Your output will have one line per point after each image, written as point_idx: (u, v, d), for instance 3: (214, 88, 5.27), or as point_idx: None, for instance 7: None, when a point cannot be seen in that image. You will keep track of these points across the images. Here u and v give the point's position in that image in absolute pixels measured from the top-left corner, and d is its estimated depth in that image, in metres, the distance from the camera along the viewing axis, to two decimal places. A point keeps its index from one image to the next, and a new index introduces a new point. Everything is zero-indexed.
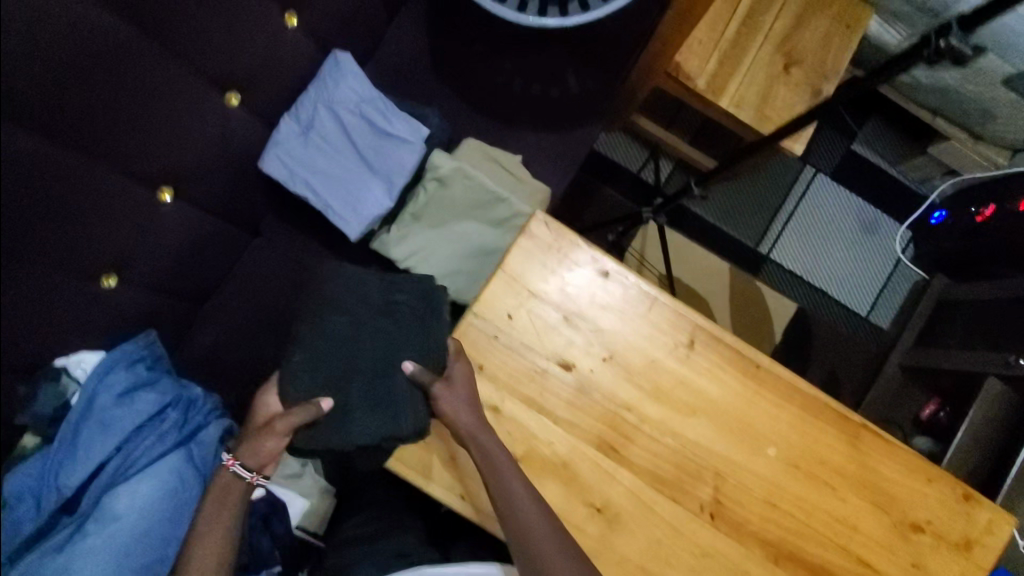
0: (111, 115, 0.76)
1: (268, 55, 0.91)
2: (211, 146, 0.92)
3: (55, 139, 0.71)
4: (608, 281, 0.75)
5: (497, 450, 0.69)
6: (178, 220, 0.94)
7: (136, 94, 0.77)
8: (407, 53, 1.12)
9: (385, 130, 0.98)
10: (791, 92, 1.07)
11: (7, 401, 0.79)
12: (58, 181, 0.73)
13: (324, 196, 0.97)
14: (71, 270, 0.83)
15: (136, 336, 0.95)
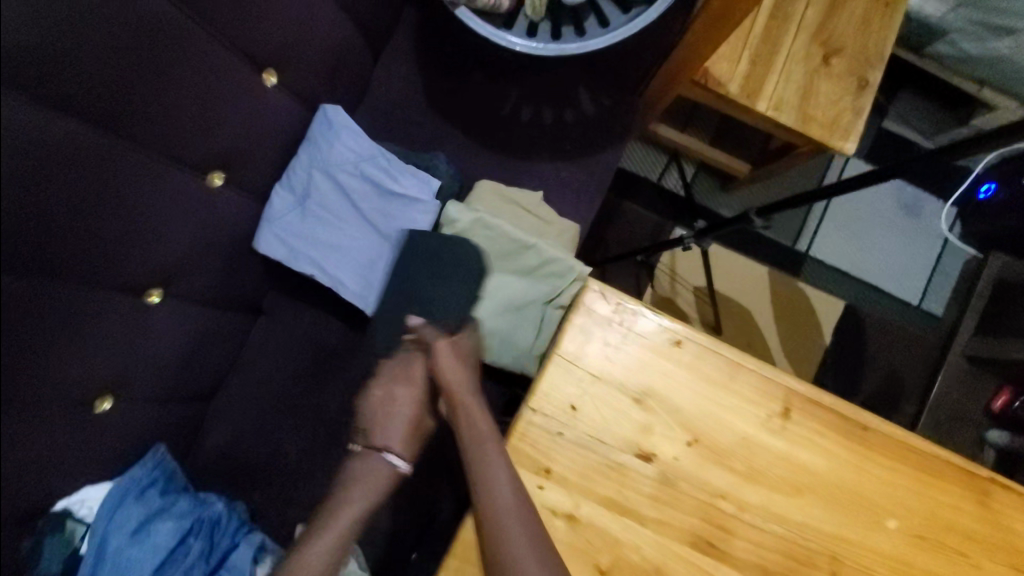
0: (82, 231, 0.65)
1: (251, 124, 0.80)
2: (200, 235, 0.80)
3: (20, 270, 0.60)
4: (683, 351, 0.64)
5: None
6: (174, 321, 0.84)
7: (107, 199, 0.66)
8: (401, 93, 1.00)
9: (391, 189, 0.87)
10: (833, 85, 0.96)
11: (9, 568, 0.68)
12: (30, 316, 0.63)
13: (333, 271, 0.86)
14: (61, 404, 0.72)
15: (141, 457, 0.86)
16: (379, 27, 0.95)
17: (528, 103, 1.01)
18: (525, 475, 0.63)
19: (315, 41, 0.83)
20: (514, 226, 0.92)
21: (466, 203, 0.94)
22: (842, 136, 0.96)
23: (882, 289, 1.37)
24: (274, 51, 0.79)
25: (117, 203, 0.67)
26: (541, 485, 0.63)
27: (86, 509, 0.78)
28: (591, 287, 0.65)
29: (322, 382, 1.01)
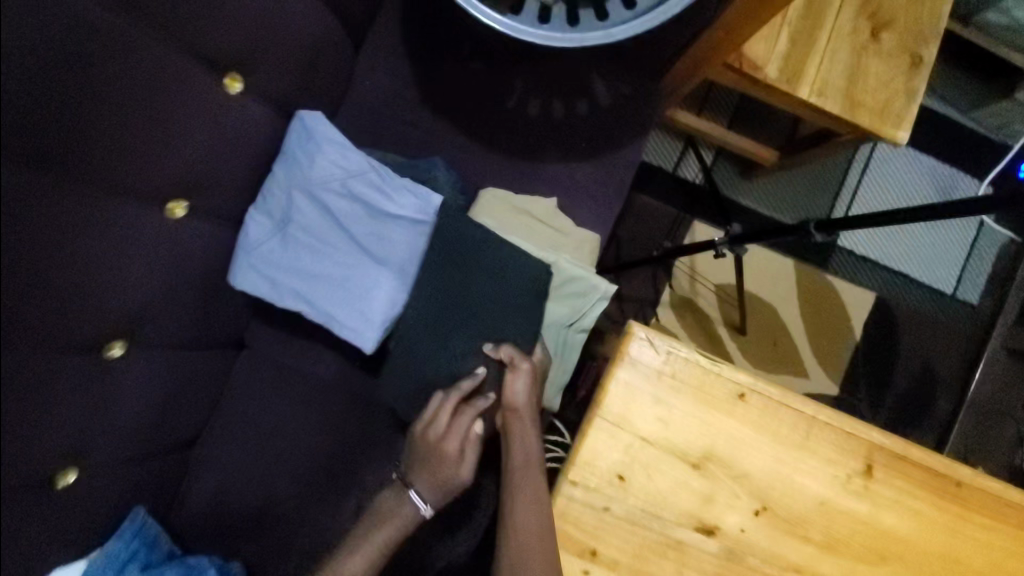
0: (9, 292, 0.53)
1: (216, 141, 0.67)
2: (163, 275, 0.68)
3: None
4: (748, 405, 0.55)
5: None
6: (141, 371, 0.72)
7: (39, 250, 0.54)
8: (389, 89, 0.87)
9: (384, 209, 0.74)
10: (883, 65, 0.84)
11: None
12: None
13: (322, 305, 0.75)
14: (14, 487, 0.61)
15: (122, 523, 0.76)
16: (358, 12, 0.81)
17: (535, 95, 0.88)
18: (569, 558, 0.54)
19: (283, 34, 0.69)
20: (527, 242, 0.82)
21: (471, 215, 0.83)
22: (894, 122, 0.84)
23: (915, 279, 1.28)
24: (234, 50, 0.65)
25: (49, 254, 0.55)
26: (586, 570, 0.54)
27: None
28: (636, 334, 0.54)
29: (316, 422, 0.89)
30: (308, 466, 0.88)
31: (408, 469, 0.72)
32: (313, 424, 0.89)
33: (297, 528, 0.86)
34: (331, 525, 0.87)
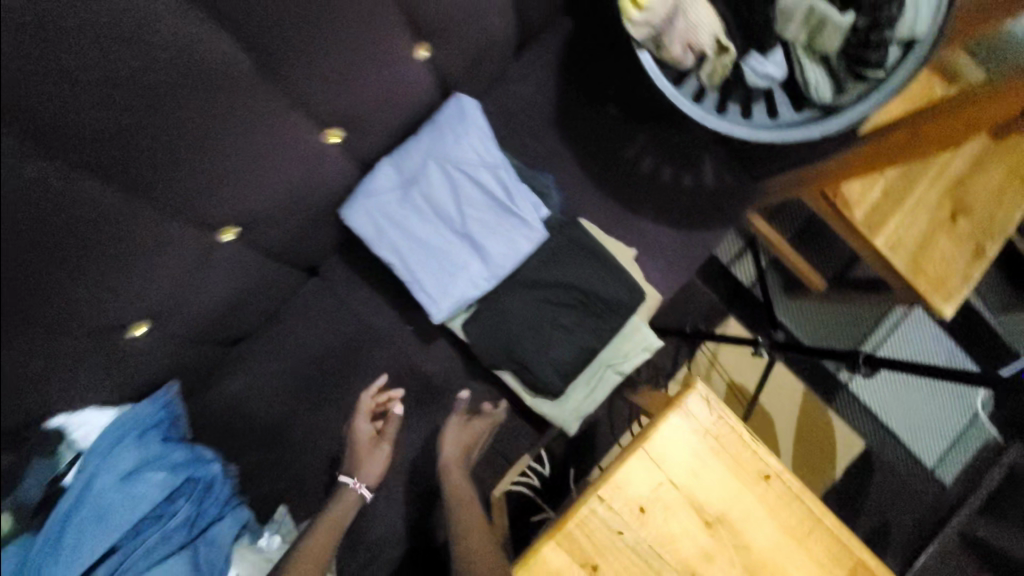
0: (181, 154, 0.59)
1: (384, 90, 0.74)
2: (291, 190, 0.74)
3: (81, 166, 0.53)
4: (767, 485, 0.61)
5: None
6: (232, 265, 0.76)
7: (218, 128, 0.60)
8: (533, 101, 0.95)
9: (499, 204, 0.81)
10: (951, 245, 0.94)
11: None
12: (90, 217, 0.55)
13: (411, 267, 0.81)
14: (93, 327, 0.64)
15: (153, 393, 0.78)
16: (536, 21, 0.89)
17: (652, 154, 0.96)
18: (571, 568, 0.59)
19: (472, 25, 0.77)
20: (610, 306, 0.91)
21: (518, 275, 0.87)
22: (943, 296, 0.93)
23: (901, 440, 1.36)
24: (432, 24, 0.73)
25: (218, 119, 0.60)
26: None
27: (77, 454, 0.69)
28: (697, 390, 0.61)
29: (353, 367, 0.94)
30: (331, 405, 0.93)
31: (352, 444, 0.87)
32: (348, 367, 0.94)
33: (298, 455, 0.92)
34: (330, 465, 0.92)
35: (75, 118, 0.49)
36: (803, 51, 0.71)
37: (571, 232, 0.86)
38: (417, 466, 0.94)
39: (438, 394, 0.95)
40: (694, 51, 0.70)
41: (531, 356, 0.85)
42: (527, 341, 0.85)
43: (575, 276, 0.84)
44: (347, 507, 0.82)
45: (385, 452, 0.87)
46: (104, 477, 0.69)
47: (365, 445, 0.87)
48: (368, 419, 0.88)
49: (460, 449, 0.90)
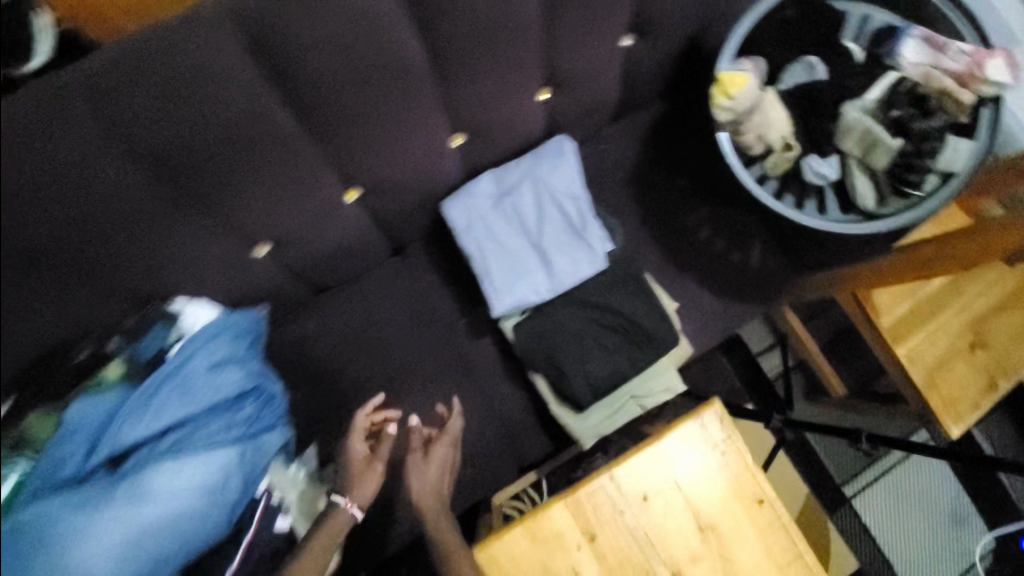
0: (351, 119, 0.75)
1: (509, 116, 0.90)
2: (413, 175, 0.90)
3: (287, 105, 0.70)
4: (759, 509, 0.69)
5: None
6: (348, 221, 0.91)
7: (382, 109, 0.76)
8: (618, 160, 1.11)
9: (574, 230, 0.96)
10: (968, 372, 1.01)
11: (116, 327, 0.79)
12: (277, 143, 0.72)
13: (487, 262, 0.95)
14: (234, 229, 0.81)
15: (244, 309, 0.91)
16: (638, 98, 1.07)
17: (708, 227, 1.10)
18: (573, 529, 0.68)
19: (588, 85, 0.94)
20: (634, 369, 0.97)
21: (561, 320, 0.97)
22: (953, 417, 1.00)
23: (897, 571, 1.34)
24: (560, 75, 0.90)
25: (386, 103, 0.75)
26: (579, 545, 0.68)
27: (182, 337, 0.82)
28: (716, 408, 0.70)
29: (408, 340, 1.06)
30: (380, 367, 1.05)
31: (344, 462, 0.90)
32: (404, 339, 1.06)
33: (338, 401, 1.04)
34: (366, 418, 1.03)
35: (300, 72, 0.66)
36: (856, 166, 0.86)
37: (627, 270, 0.98)
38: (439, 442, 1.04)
39: (474, 385, 1.06)
40: (764, 143, 0.86)
41: (568, 366, 0.95)
42: (566, 353, 0.96)
43: (621, 307, 0.96)
44: (336, 529, 0.85)
45: (377, 473, 0.90)
46: (198, 359, 0.81)
47: (360, 465, 0.90)
48: (362, 440, 0.92)
49: (437, 478, 0.92)
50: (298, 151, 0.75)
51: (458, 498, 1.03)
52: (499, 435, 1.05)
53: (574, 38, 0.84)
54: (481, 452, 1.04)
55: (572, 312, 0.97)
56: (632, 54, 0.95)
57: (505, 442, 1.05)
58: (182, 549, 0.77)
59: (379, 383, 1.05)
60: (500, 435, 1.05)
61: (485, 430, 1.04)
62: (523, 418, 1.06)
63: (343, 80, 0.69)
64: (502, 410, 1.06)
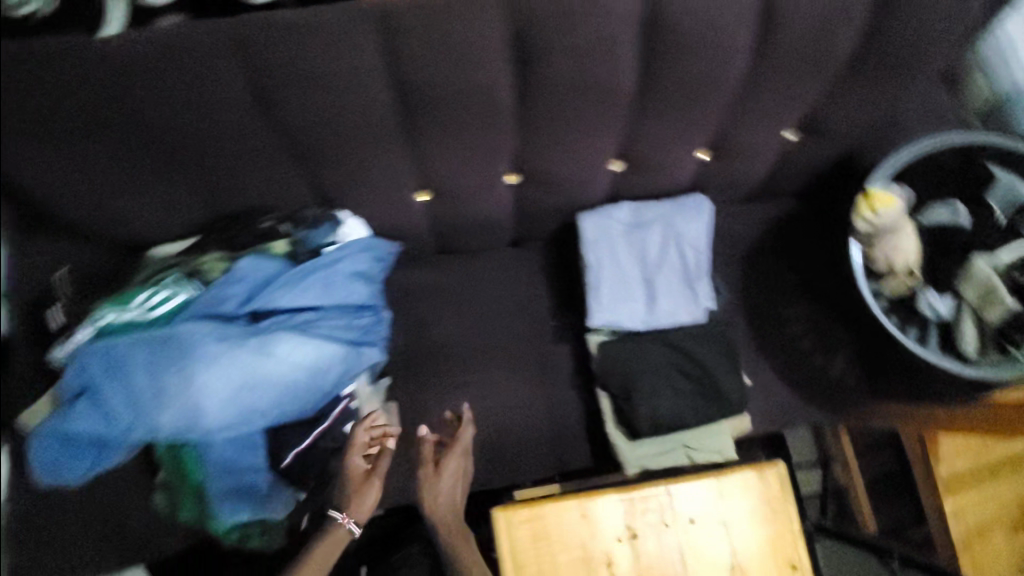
0: (552, 116, 0.87)
1: (668, 162, 1.01)
2: (568, 182, 1.02)
3: (513, 88, 0.82)
4: (782, 564, 0.81)
5: None
6: (499, 199, 1.04)
7: (578, 117, 0.88)
8: (736, 237, 1.20)
9: (686, 278, 1.04)
10: (1006, 544, 1.08)
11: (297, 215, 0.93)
12: (490, 114, 0.84)
13: (600, 277, 1.04)
14: (416, 171, 0.93)
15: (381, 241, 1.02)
16: (776, 189, 1.16)
17: (798, 324, 1.17)
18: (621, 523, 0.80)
19: (742, 162, 1.05)
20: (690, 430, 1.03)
21: (645, 352, 1.04)
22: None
23: None
24: (724, 145, 1.00)
25: (584, 115, 0.87)
26: (622, 537, 0.80)
27: (338, 242, 0.94)
28: (774, 470, 0.83)
29: (497, 321, 1.18)
30: (466, 335, 1.17)
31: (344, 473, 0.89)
32: (495, 319, 1.18)
33: (420, 348, 1.15)
34: (438, 373, 1.14)
35: (539, 68, 0.79)
36: (969, 313, 0.92)
37: (719, 331, 1.05)
38: (493, 419, 1.12)
39: (542, 382, 1.15)
40: (888, 263, 0.93)
41: (638, 394, 1.01)
42: (641, 384, 1.01)
43: (704, 362, 1.02)
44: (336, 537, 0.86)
45: (375, 491, 0.89)
46: (345, 262, 0.94)
47: (357, 480, 0.89)
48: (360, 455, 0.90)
49: (448, 482, 1.01)
50: (499, 126, 0.86)
51: (491, 475, 1.10)
52: (548, 434, 1.12)
53: (752, 118, 0.95)
54: (525, 443, 1.12)
55: (657, 349, 1.04)
56: (791, 149, 1.05)
57: (551, 442, 1.12)
58: (273, 414, 0.86)
59: (460, 348, 1.16)
60: (548, 435, 1.12)
61: (536, 425, 1.13)
62: (574, 428, 1.12)
63: (566, 83, 0.81)
64: (558, 414, 1.13)
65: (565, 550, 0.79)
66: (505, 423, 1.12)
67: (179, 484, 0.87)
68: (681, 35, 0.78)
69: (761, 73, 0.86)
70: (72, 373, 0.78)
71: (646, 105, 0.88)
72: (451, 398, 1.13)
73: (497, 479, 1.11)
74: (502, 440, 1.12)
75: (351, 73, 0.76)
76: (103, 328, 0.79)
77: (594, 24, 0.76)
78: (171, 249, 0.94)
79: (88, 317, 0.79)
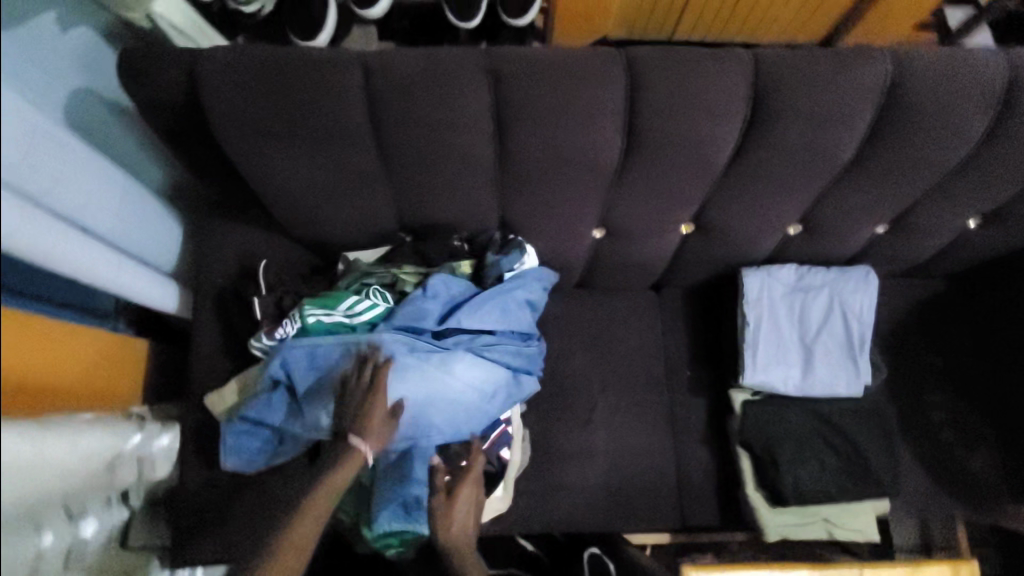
0: (754, 174, 0.87)
1: (845, 231, 1.00)
2: (740, 237, 1.01)
3: (730, 143, 0.83)
4: None
5: None
6: (664, 244, 1.04)
7: (780, 178, 0.88)
8: (887, 312, 1.16)
9: (846, 350, 1.03)
10: None
11: (484, 240, 0.96)
12: (698, 165, 0.85)
13: (759, 336, 1.03)
14: (601, 209, 0.95)
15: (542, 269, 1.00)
16: (935, 270, 1.14)
17: (945, 409, 1.12)
18: None
19: (916, 240, 1.03)
20: (837, 505, 1.00)
21: (794, 419, 1.02)
22: None
23: None
24: (905, 221, 0.99)
25: (787, 176, 0.88)
26: None
27: (519, 269, 0.94)
28: (969, 567, 0.77)
29: (633, 363, 1.16)
30: (600, 372, 1.14)
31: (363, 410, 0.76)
32: (631, 360, 1.16)
33: (553, 378, 1.13)
34: (570, 407, 1.12)
35: (766, 128, 0.80)
36: None
37: (870, 406, 1.03)
38: (621, 462, 1.10)
39: (672, 431, 1.13)
40: None
41: (785, 461, 0.99)
42: (788, 449, 1.00)
43: (852, 434, 1.01)
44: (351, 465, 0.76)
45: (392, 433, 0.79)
46: (522, 291, 0.94)
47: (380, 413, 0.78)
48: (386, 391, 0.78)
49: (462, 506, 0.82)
50: (702, 176, 0.88)
51: (613, 519, 1.08)
52: (673, 484, 1.11)
53: (947, 199, 0.93)
54: (652, 489, 1.10)
55: (805, 415, 1.02)
56: (969, 234, 1.03)
57: (676, 492, 1.10)
58: (443, 434, 0.87)
59: (593, 383, 1.14)
60: (673, 485, 1.11)
61: (663, 473, 1.11)
62: (701, 482, 1.10)
63: (784, 147, 0.83)
64: (685, 466, 1.11)
65: None
66: (632, 467, 1.10)
67: (346, 487, 0.89)
68: (913, 115, 0.79)
69: (975, 159, 0.85)
70: (275, 365, 0.82)
71: (851, 174, 0.88)
72: (580, 435, 1.11)
73: (617, 525, 1.09)
74: (628, 484, 1.10)
75: (586, 115, 0.79)
76: (310, 326, 0.83)
77: (831, 94, 0.77)
78: (363, 255, 0.99)
79: (297, 313, 0.83)
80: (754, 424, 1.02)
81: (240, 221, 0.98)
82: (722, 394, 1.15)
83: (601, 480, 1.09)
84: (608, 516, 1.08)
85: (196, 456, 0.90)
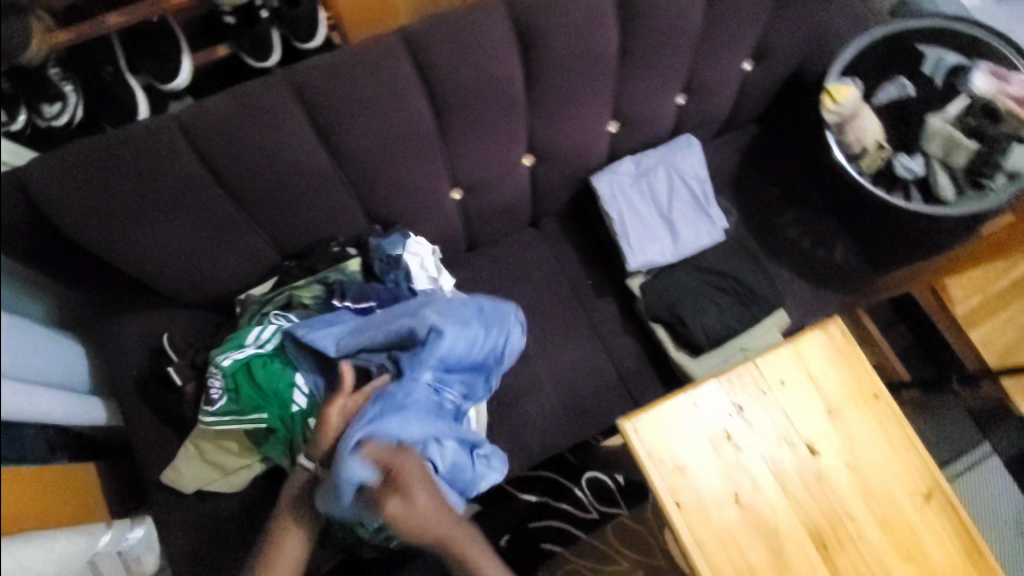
0: (553, 92, 1.00)
1: (654, 111, 1.15)
2: (574, 151, 1.14)
3: (520, 73, 0.95)
4: (876, 399, 0.91)
5: (713, 497, 0.86)
6: (518, 181, 1.15)
7: (575, 87, 1.01)
8: (725, 166, 1.33)
9: (697, 207, 1.18)
10: None
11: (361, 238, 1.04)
12: (503, 101, 0.97)
13: (624, 224, 1.16)
14: (446, 171, 1.05)
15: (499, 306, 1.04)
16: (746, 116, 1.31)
17: (797, 224, 1.29)
18: (728, 401, 0.90)
19: (713, 97, 1.20)
20: (746, 333, 1.15)
21: (681, 280, 1.16)
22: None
23: None
24: (695, 86, 1.15)
25: (580, 85, 1.01)
26: (734, 413, 0.89)
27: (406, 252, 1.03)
28: (836, 324, 0.95)
29: (540, 294, 1.26)
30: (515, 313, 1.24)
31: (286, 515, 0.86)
32: (537, 292, 1.26)
33: None
34: None
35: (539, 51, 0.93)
36: (937, 167, 1.12)
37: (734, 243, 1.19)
38: (562, 379, 1.21)
39: (594, 336, 1.24)
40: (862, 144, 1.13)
41: (685, 315, 1.13)
42: (684, 305, 1.14)
43: (729, 271, 1.16)
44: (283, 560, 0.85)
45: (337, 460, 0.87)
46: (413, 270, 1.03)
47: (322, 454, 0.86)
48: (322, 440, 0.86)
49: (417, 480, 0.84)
50: (513, 109, 0.99)
51: (575, 429, 1.19)
52: (613, 379, 1.22)
53: (715, 54, 1.10)
54: (596, 390, 1.21)
55: (687, 272, 1.17)
56: (750, 77, 1.20)
57: (616, 384, 1.22)
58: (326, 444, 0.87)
59: None
60: (613, 379, 1.22)
61: (600, 373, 1.22)
62: (633, 367, 1.23)
63: (566, 60, 0.96)
64: (617, 358, 1.23)
65: (689, 437, 0.88)
66: (573, 380, 1.21)
67: None
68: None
69: (715, 13, 1.02)
70: (212, 419, 0.88)
71: (630, 63, 1.03)
72: (519, 373, 1.20)
73: (581, 431, 1.19)
74: (575, 395, 1.20)
75: (389, 93, 0.89)
76: (228, 368, 0.89)
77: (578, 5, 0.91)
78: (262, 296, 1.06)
79: (213, 364, 0.89)
80: (651, 297, 1.15)
81: (130, 313, 1.02)
82: (623, 288, 1.27)
83: (550, 402, 1.19)
84: (569, 428, 1.19)
85: (174, 536, 0.93)
